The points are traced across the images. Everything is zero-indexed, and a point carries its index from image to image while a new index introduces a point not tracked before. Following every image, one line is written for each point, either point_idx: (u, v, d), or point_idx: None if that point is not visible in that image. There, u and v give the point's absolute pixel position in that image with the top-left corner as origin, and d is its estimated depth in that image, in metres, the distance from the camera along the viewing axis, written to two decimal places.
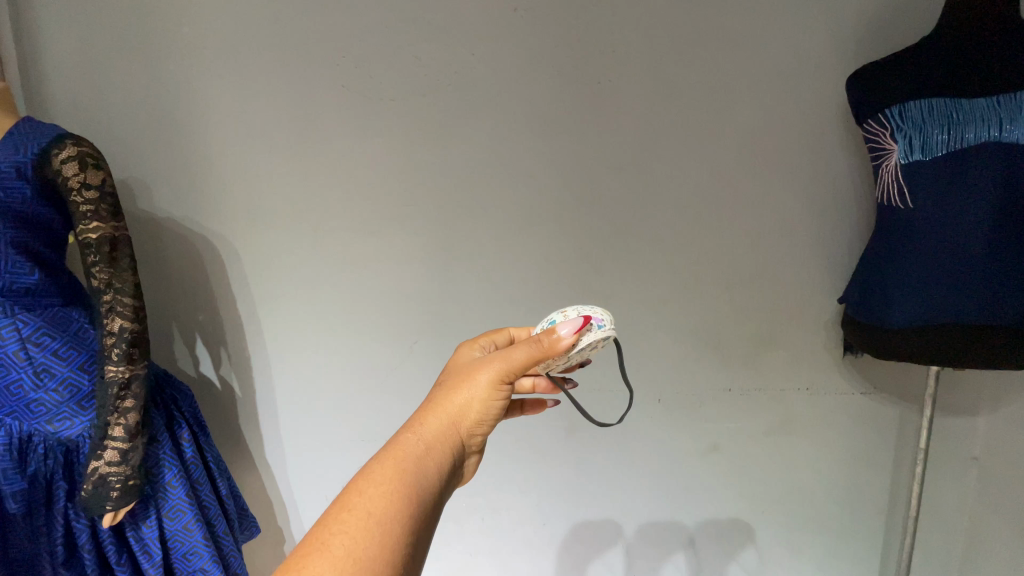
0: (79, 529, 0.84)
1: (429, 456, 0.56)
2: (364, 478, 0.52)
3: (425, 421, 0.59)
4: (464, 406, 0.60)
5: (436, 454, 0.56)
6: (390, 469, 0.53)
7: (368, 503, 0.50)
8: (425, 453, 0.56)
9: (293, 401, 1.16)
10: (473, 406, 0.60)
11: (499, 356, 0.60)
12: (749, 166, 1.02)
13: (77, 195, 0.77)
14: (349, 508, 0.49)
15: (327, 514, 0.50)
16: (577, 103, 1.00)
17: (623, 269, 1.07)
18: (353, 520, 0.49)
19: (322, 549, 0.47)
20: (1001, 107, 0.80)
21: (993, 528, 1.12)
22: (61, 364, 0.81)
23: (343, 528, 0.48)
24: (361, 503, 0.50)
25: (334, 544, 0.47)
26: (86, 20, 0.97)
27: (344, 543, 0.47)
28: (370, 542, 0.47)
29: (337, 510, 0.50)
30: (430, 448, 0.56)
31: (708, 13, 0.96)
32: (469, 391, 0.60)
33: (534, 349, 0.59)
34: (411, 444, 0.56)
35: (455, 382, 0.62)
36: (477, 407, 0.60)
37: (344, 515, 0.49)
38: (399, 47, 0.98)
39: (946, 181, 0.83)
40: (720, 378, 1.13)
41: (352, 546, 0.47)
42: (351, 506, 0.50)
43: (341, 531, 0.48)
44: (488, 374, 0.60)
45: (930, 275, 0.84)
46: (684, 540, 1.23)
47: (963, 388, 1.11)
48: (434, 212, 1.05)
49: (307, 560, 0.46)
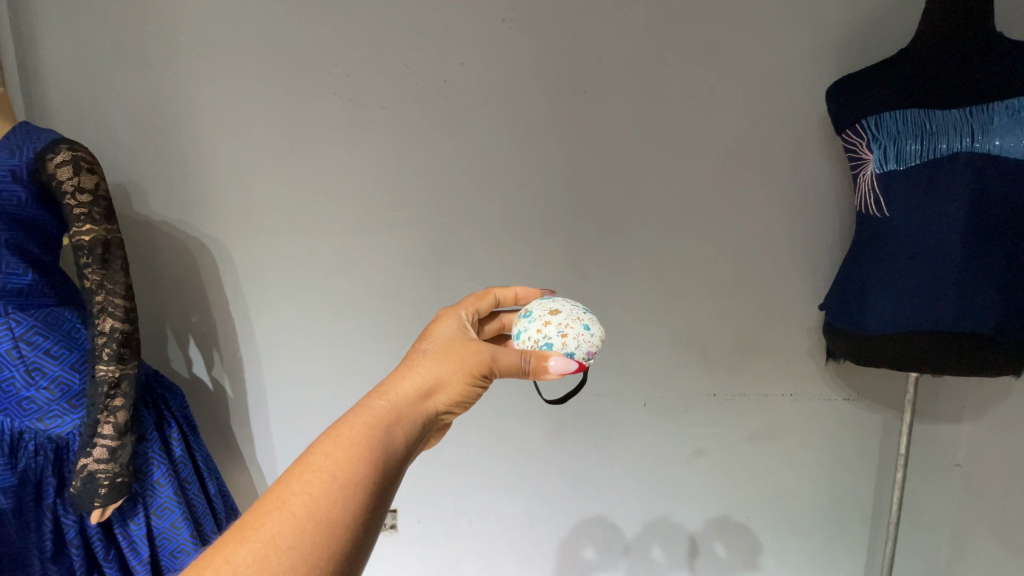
0: (68, 525, 0.85)
1: (400, 425, 0.54)
2: (330, 440, 0.49)
3: (400, 389, 0.57)
4: (443, 380, 0.59)
5: (408, 423, 0.54)
6: (360, 434, 0.50)
7: (334, 465, 0.47)
8: (397, 421, 0.54)
9: (284, 402, 1.17)
10: (451, 383, 0.59)
11: (488, 348, 0.61)
12: (732, 174, 1.04)
13: (70, 198, 0.79)
14: (314, 468, 0.47)
15: (288, 472, 0.47)
16: (563, 112, 1.02)
17: (607, 276, 1.08)
18: (316, 481, 0.46)
19: (282, 508, 0.44)
20: (974, 118, 0.81)
21: (976, 535, 1.12)
22: (52, 362, 0.83)
23: (306, 488, 0.45)
24: (326, 465, 0.47)
25: (294, 503, 0.44)
26: (85, 28, 1.00)
27: (306, 503, 0.44)
28: (332, 505, 0.45)
29: (300, 469, 0.47)
30: (402, 416, 0.54)
31: (692, 24, 0.98)
32: (451, 368, 0.59)
33: (522, 362, 0.61)
34: (382, 410, 0.54)
35: (436, 356, 0.60)
36: (455, 384, 0.59)
37: (308, 475, 0.46)
38: (390, 57, 1.00)
39: (922, 192, 0.84)
40: (704, 383, 1.14)
41: (314, 507, 0.44)
42: (316, 466, 0.47)
43: (304, 491, 0.45)
44: (472, 360, 0.60)
45: (909, 283, 0.86)
46: (671, 544, 1.23)
47: (948, 396, 1.12)
48: (422, 218, 1.07)
49: (265, 518, 0.43)
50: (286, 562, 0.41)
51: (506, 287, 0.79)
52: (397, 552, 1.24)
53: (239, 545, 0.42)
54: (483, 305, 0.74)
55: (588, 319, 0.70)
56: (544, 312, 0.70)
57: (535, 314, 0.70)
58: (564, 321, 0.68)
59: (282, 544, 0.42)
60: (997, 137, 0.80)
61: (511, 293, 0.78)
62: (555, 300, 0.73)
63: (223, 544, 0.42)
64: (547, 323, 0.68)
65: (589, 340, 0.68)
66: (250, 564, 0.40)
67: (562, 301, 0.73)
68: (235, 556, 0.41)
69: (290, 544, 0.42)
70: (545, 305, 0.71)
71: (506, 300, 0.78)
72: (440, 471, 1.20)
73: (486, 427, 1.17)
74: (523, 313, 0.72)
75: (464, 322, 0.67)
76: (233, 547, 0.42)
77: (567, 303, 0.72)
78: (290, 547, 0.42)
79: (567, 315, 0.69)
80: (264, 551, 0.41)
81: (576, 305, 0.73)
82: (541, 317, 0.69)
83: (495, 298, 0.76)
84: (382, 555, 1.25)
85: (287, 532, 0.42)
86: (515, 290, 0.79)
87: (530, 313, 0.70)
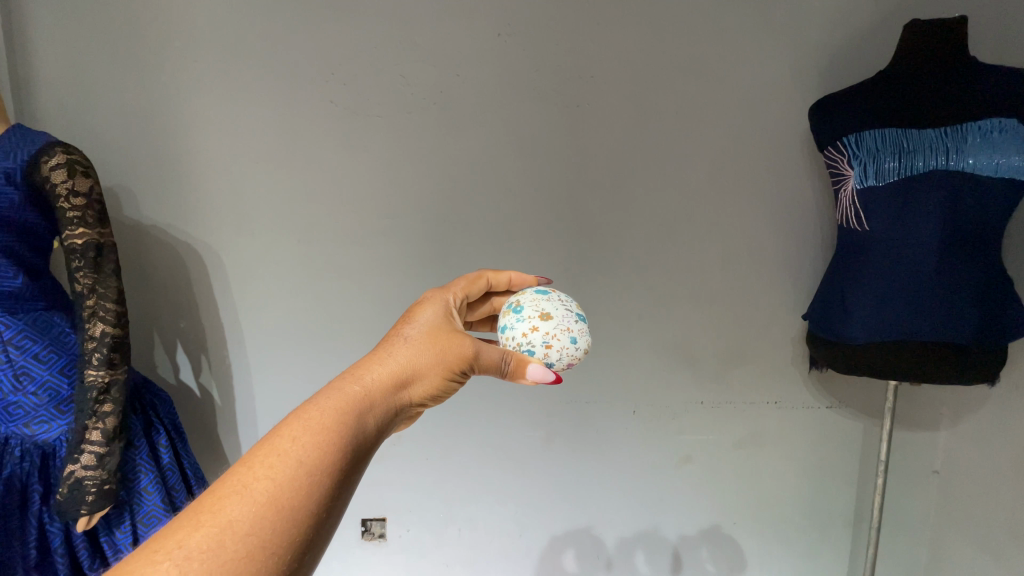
0: (53, 533, 0.84)
1: (371, 412, 0.54)
2: (299, 423, 0.49)
3: (374, 374, 0.57)
4: (420, 370, 0.59)
5: (379, 410, 0.54)
6: (330, 419, 0.50)
7: (301, 450, 0.47)
8: (369, 407, 0.54)
9: (271, 409, 1.17)
10: (429, 373, 0.59)
11: (471, 342, 0.62)
12: (718, 188, 1.07)
13: (64, 201, 0.79)
14: (280, 452, 0.46)
15: (250, 455, 0.46)
16: (556, 124, 1.04)
17: (597, 286, 1.10)
18: (281, 465, 0.45)
19: (242, 492, 0.43)
20: (948, 137, 0.85)
21: (952, 541, 1.16)
22: (41, 367, 0.82)
23: (269, 473, 0.45)
24: (292, 450, 0.46)
25: (256, 489, 0.43)
26: (80, 32, 1.00)
27: (267, 489, 0.43)
28: (296, 492, 0.44)
29: (264, 452, 0.46)
30: (375, 404, 0.54)
31: (680, 42, 1.01)
32: (429, 359, 0.60)
33: (502, 362, 0.62)
34: (354, 395, 0.54)
35: (417, 343, 0.61)
36: (433, 376, 0.59)
37: (272, 459, 0.46)
38: (386, 68, 1.02)
39: (899, 207, 0.88)
40: (690, 392, 1.16)
41: (275, 494, 0.43)
42: (282, 450, 0.46)
43: (266, 476, 0.44)
44: (453, 352, 0.61)
45: (887, 295, 0.89)
46: (655, 552, 1.24)
47: (925, 402, 1.16)
48: (416, 227, 1.08)
49: (224, 502, 0.42)
50: (242, 549, 0.40)
51: (501, 271, 0.81)
52: (385, 561, 1.24)
53: (194, 530, 0.41)
54: (474, 290, 0.75)
55: (577, 330, 0.70)
56: (535, 315, 0.69)
57: (525, 314, 0.70)
58: (551, 331, 0.68)
59: (240, 531, 0.41)
60: (971, 155, 0.84)
61: (505, 278, 0.80)
62: (549, 298, 0.72)
63: (177, 527, 0.41)
64: (534, 329, 0.68)
65: (572, 353, 0.69)
66: (205, 549, 0.40)
67: (556, 301, 0.72)
68: (189, 541, 0.40)
69: (247, 530, 0.41)
70: (537, 305, 0.71)
71: (499, 286, 0.79)
72: (429, 476, 1.20)
73: (474, 434, 1.17)
74: (514, 307, 0.72)
75: (450, 309, 0.68)
76: (187, 531, 0.41)
77: (561, 308, 0.71)
78: (248, 533, 0.41)
79: (557, 324, 0.69)
80: (220, 536, 0.40)
81: (570, 309, 0.72)
82: (530, 322, 0.69)
83: (487, 282, 0.78)
84: (370, 564, 1.24)
85: (245, 518, 0.42)
86: (510, 275, 0.80)
87: (520, 310, 0.70)
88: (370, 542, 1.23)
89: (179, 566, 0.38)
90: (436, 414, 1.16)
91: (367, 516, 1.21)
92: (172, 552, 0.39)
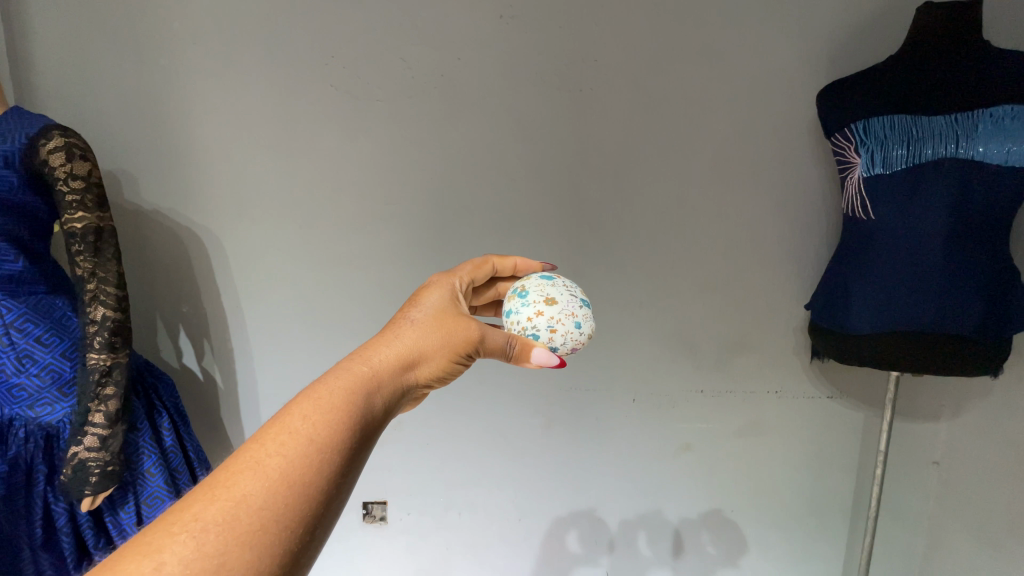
0: (58, 512, 0.86)
1: (380, 393, 0.54)
2: (309, 402, 0.49)
3: (382, 355, 0.56)
4: (427, 351, 0.59)
5: (387, 392, 0.55)
6: (339, 399, 0.50)
7: (312, 427, 0.47)
8: (377, 388, 0.54)
9: (275, 394, 1.18)
10: (435, 355, 0.59)
11: (476, 325, 0.61)
12: (722, 175, 1.05)
13: (62, 185, 0.79)
14: (291, 430, 0.46)
15: (262, 432, 0.46)
16: (558, 108, 1.02)
17: (598, 274, 1.10)
18: (292, 442, 0.45)
19: (255, 468, 0.43)
20: (960, 125, 0.83)
21: (949, 530, 1.16)
22: (43, 350, 0.83)
23: (280, 450, 0.45)
24: (303, 428, 0.47)
25: (268, 465, 0.44)
26: (76, 12, 0.99)
27: (280, 466, 0.44)
28: (306, 468, 0.44)
29: (276, 430, 0.46)
30: (382, 385, 0.54)
31: (687, 24, 0.99)
32: (436, 341, 0.59)
33: (506, 346, 0.62)
34: (363, 375, 0.54)
35: (423, 326, 0.60)
36: (439, 357, 0.59)
37: (283, 437, 0.46)
38: (387, 50, 1.00)
39: (906, 195, 0.87)
40: (691, 380, 1.16)
41: (287, 470, 0.44)
42: (294, 428, 0.46)
43: (279, 452, 0.45)
44: (460, 335, 0.61)
45: (892, 284, 0.88)
46: (654, 536, 1.26)
47: (927, 393, 1.15)
48: (415, 213, 1.08)
49: (237, 477, 0.43)
50: (256, 522, 0.41)
51: (505, 257, 0.80)
52: (386, 543, 1.26)
53: (209, 503, 0.41)
54: (480, 275, 0.74)
55: (582, 315, 0.70)
56: (541, 299, 0.69)
57: (530, 298, 0.69)
58: (557, 316, 0.68)
59: (253, 505, 0.41)
60: (981, 144, 0.82)
61: (509, 263, 0.79)
62: (553, 284, 0.72)
63: (190, 502, 0.41)
64: (538, 314, 0.68)
65: (576, 337, 0.69)
66: (219, 523, 0.40)
67: (560, 287, 0.71)
68: (203, 514, 0.40)
69: (260, 505, 0.41)
70: (542, 290, 0.70)
71: (503, 271, 0.79)
72: (431, 460, 1.21)
73: (476, 420, 1.18)
74: (520, 292, 0.71)
75: (455, 292, 0.67)
76: (202, 505, 0.41)
77: (565, 293, 0.70)
78: (261, 507, 0.41)
79: (562, 308, 0.69)
80: (233, 510, 0.41)
81: (574, 294, 0.71)
82: (535, 306, 0.68)
83: (492, 267, 0.77)
84: (372, 545, 1.26)
85: (258, 493, 0.42)
86: (514, 260, 0.80)
87: (525, 295, 0.70)
88: (372, 524, 1.25)
89: (195, 538, 0.39)
90: (438, 400, 1.17)
91: (369, 498, 1.23)
92: (187, 525, 0.40)
